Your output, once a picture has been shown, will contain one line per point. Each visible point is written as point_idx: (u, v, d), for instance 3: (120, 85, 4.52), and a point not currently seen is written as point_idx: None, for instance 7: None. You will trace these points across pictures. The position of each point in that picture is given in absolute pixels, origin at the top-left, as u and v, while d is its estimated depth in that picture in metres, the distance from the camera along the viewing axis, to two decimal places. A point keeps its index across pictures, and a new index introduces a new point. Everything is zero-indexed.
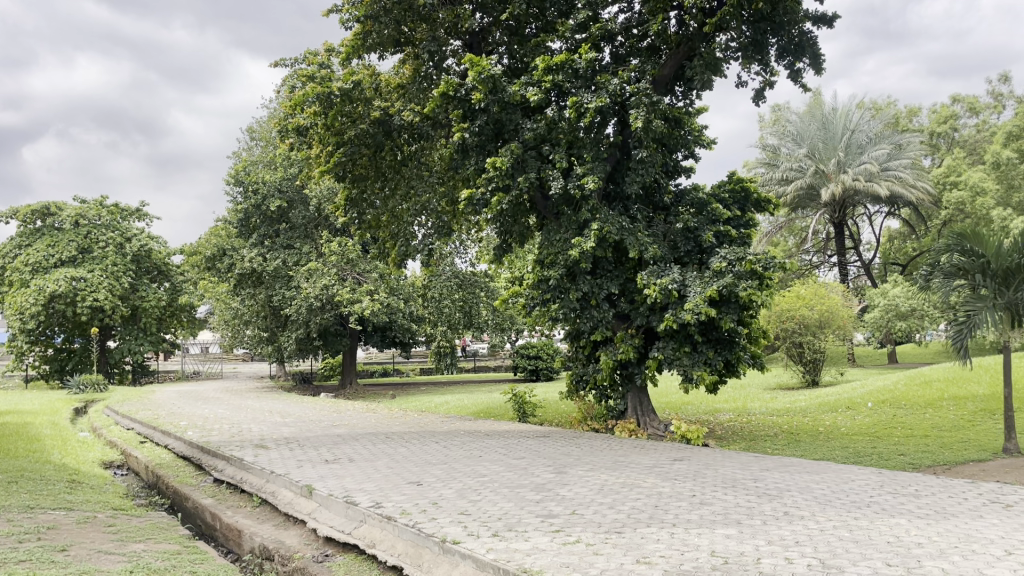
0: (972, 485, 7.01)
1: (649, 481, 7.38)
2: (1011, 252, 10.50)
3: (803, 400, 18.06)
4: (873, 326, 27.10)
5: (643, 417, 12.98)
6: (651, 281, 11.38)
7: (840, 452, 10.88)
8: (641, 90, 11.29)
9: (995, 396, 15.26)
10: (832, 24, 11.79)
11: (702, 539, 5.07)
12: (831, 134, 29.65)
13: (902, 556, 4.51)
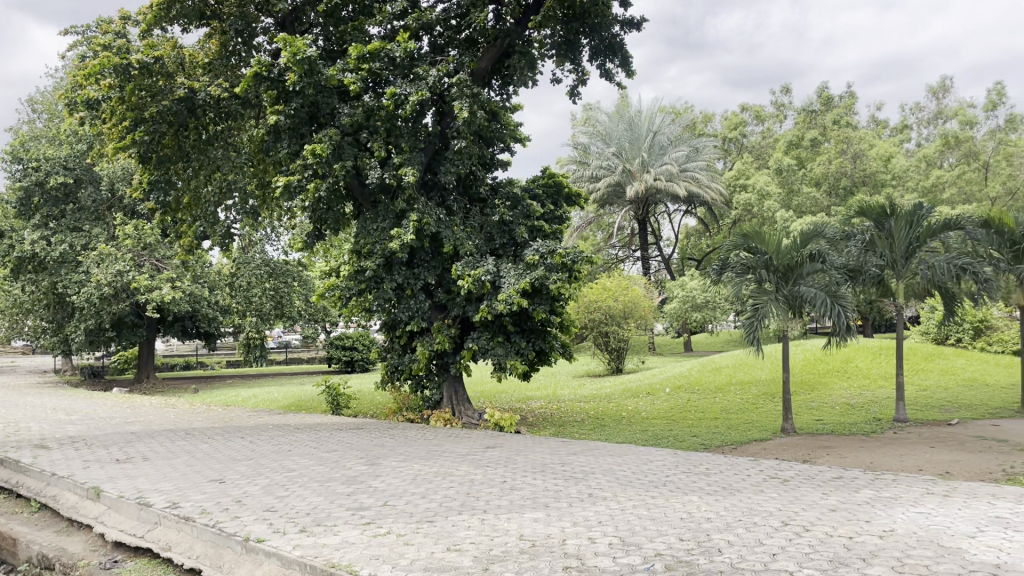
0: (754, 462, 7.67)
1: (462, 469, 7.44)
2: (790, 250, 11.58)
3: (608, 387, 18.97)
4: (671, 317, 28.90)
5: (458, 406, 13.06)
6: (466, 272, 11.48)
7: (640, 435, 11.53)
8: (461, 82, 11.38)
9: (775, 381, 16.85)
10: (639, 28, 12.39)
11: (512, 523, 5.17)
12: (636, 136, 31.26)
13: (693, 531, 4.83)
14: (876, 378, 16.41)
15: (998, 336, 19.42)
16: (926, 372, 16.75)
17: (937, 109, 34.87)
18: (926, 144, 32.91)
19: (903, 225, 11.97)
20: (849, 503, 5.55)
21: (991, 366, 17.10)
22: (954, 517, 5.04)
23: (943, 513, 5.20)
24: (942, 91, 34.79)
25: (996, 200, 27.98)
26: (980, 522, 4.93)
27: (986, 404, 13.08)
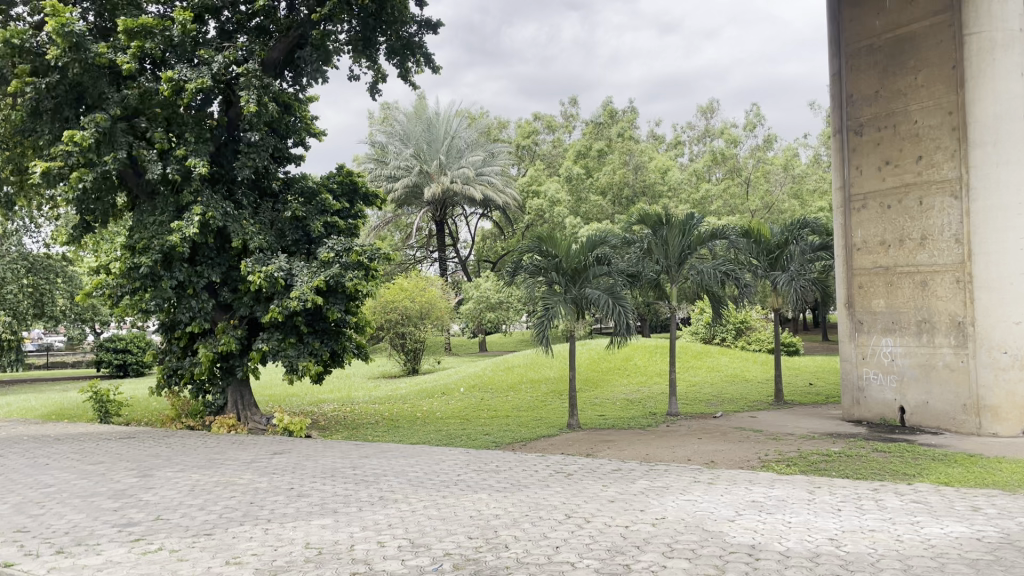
0: (541, 458, 7.93)
1: (245, 477, 7.07)
2: (579, 254, 12.13)
3: (403, 388, 18.90)
4: (466, 317, 29.31)
5: (244, 411, 12.54)
6: (255, 269, 10.95)
7: (433, 435, 11.56)
8: (250, 70, 10.87)
9: (563, 378, 17.60)
10: (437, 30, 12.45)
11: (298, 532, 4.98)
12: (433, 138, 31.44)
13: (482, 528, 4.90)
14: (652, 375, 17.59)
15: (755, 336, 21.50)
16: (695, 369, 18.17)
17: (705, 128, 38.05)
18: (697, 159, 35.79)
19: (676, 233, 12.98)
20: (627, 494, 5.87)
21: (750, 363, 18.91)
22: (717, 503, 5.50)
23: (708, 499, 5.65)
24: (709, 112, 37.95)
25: (755, 214, 31.06)
26: (739, 506, 5.39)
27: (745, 398, 14.44)
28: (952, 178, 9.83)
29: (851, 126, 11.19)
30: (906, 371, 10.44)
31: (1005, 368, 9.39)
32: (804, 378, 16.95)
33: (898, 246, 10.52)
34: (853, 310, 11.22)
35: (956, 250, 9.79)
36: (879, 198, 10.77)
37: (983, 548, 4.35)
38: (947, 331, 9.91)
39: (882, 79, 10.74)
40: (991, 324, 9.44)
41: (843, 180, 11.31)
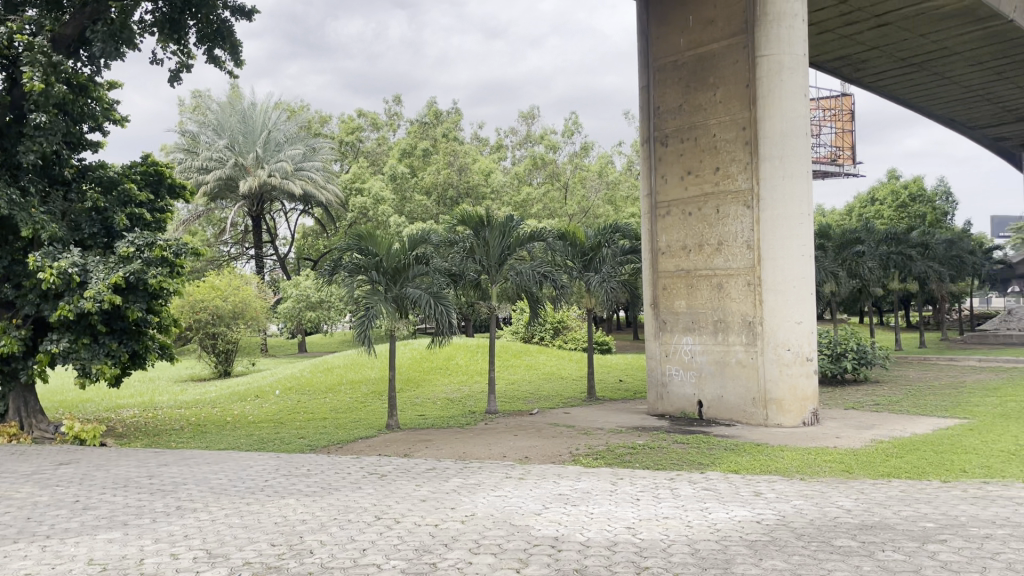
0: (355, 460, 7.79)
1: (22, 491, 6.42)
2: (399, 253, 12.02)
3: (213, 391, 17.95)
4: (284, 317, 28.33)
5: (28, 418, 11.43)
6: (43, 263, 10.00)
7: (243, 440, 11.04)
8: (37, 46, 9.93)
9: (383, 379, 17.41)
10: (250, 17, 11.92)
11: (79, 548, 4.58)
12: (250, 130, 30.15)
13: (286, 534, 4.74)
14: (472, 374, 17.78)
15: (571, 335, 22.30)
16: (514, 368, 18.56)
17: (527, 134, 38.98)
18: (518, 163, 36.63)
19: (497, 235, 13.17)
20: (438, 492, 5.89)
21: (565, 361, 19.59)
22: (526, 497, 5.64)
23: (517, 494, 5.78)
24: (531, 117, 38.89)
25: (573, 218, 32.27)
26: (546, 500, 5.56)
27: (560, 395, 14.93)
28: (745, 189, 10.64)
29: (657, 137, 11.86)
30: (703, 367, 11.19)
31: (788, 363, 10.28)
32: (614, 375, 17.77)
33: (697, 251, 11.26)
34: (657, 310, 11.89)
35: (748, 256, 10.61)
36: (681, 206, 11.48)
37: (761, 529, 4.75)
38: (740, 330, 10.72)
39: (685, 94, 11.46)
40: (777, 324, 10.31)
41: (650, 188, 11.97)
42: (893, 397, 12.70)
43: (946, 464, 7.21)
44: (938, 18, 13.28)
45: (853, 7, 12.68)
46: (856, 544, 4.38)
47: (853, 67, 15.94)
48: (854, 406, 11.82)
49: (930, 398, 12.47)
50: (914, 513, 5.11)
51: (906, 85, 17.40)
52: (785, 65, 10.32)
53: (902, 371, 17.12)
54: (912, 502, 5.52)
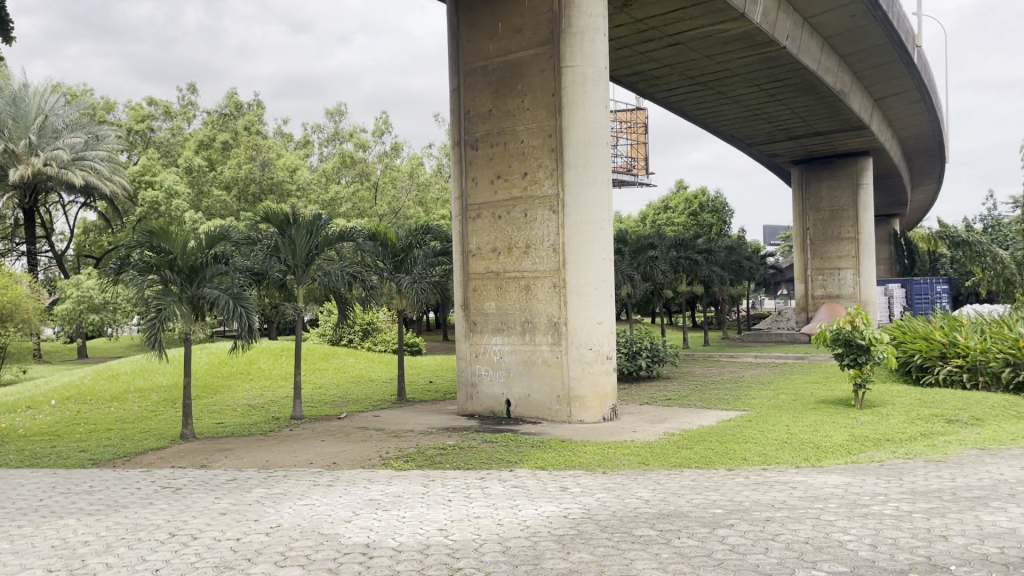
0: (146, 474, 7.23)
1: None
2: (195, 252, 11.29)
3: None
4: (62, 319, 25.82)
5: None
6: None
7: (11, 457, 9.90)
8: None
9: (177, 386, 16.31)
10: None
11: None
12: (22, 113, 27.26)
13: (65, 559, 4.29)
14: (276, 379, 17.09)
15: (381, 336, 22.07)
16: (320, 372, 18.04)
17: (335, 131, 38.08)
18: (326, 160, 35.71)
19: (304, 234, 12.72)
20: (240, 504, 5.58)
21: (374, 363, 19.34)
22: (334, 505, 5.48)
23: (325, 501, 5.60)
24: (338, 114, 38.04)
25: (382, 218, 31.99)
26: (356, 506, 5.43)
27: (368, 398, 14.68)
28: (551, 195, 11.01)
29: (467, 140, 11.99)
30: (511, 367, 11.42)
31: (590, 362, 10.77)
32: (425, 376, 17.77)
33: (506, 254, 11.49)
34: (467, 312, 11.99)
35: (554, 259, 10.98)
36: (491, 209, 11.68)
37: (568, 523, 4.90)
38: (546, 330, 11.06)
39: (494, 99, 11.68)
40: (580, 324, 10.76)
41: (460, 190, 12.06)
42: (682, 392, 13.64)
43: (729, 453, 7.84)
44: (722, 42, 14.43)
45: (649, 26, 13.48)
46: (654, 533, 4.63)
47: (648, 82, 16.98)
48: (648, 401, 12.56)
49: (714, 392, 13.51)
50: (704, 500, 5.50)
51: (694, 101, 18.77)
52: (588, 77, 10.79)
53: (690, 368, 18.46)
54: (703, 490, 5.93)
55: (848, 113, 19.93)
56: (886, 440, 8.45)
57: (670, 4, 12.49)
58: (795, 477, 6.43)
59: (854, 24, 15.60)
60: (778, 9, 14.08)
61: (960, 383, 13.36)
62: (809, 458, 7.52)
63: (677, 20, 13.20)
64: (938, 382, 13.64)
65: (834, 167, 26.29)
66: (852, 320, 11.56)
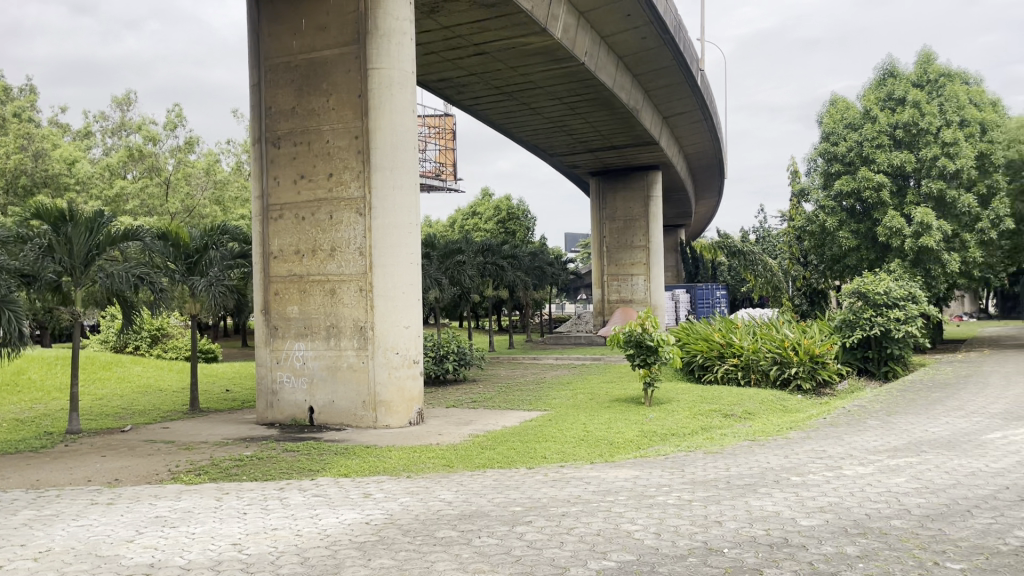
0: None
1: None
2: None
3: None
4: None
5: None
6: None
7: None
8: None
9: None
10: None
11: None
12: None
13: None
14: (49, 391, 15.54)
15: (172, 343, 20.72)
16: (101, 382, 16.60)
17: (121, 121, 35.27)
18: (110, 152, 33.00)
19: (82, 232, 11.68)
20: (3, 529, 5.02)
21: (164, 372, 18.10)
22: (116, 524, 5.07)
23: (105, 522, 5.17)
24: (125, 103, 35.27)
25: (175, 216, 30.02)
26: (139, 525, 5.05)
27: (157, 409, 13.73)
28: (357, 197, 10.86)
29: (269, 138, 11.54)
30: (315, 373, 11.11)
31: (397, 366, 10.72)
32: (220, 385, 16.84)
33: (310, 256, 11.18)
34: (267, 316, 11.52)
35: (360, 262, 10.82)
36: (294, 210, 11.32)
37: (370, 530, 4.84)
38: (352, 335, 10.88)
39: (297, 97, 11.33)
40: (387, 328, 10.69)
41: (261, 190, 11.58)
42: (486, 395, 13.88)
43: (529, 452, 8.10)
44: (525, 54, 14.89)
45: (455, 34, 13.66)
46: (456, 534, 4.69)
47: (455, 89, 17.17)
48: (453, 405, 12.67)
49: (516, 394, 13.87)
50: (504, 499, 5.63)
51: (500, 110, 19.22)
52: (394, 80, 10.74)
53: (494, 370, 18.83)
54: (504, 489, 6.07)
55: (641, 128, 21.24)
56: (671, 434, 9.09)
57: (476, 14, 12.73)
58: (590, 472, 6.77)
59: (646, 45, 16.66)
60: (578, 27, 14.75)
61: (735, 380, 14.62)
62: (603, 454, 7.93)
63: (483, 30, 13.47)
64: (717, 379, 14.85)
65: (628, 179, 27.89)
66: (643, 322, 12.28)
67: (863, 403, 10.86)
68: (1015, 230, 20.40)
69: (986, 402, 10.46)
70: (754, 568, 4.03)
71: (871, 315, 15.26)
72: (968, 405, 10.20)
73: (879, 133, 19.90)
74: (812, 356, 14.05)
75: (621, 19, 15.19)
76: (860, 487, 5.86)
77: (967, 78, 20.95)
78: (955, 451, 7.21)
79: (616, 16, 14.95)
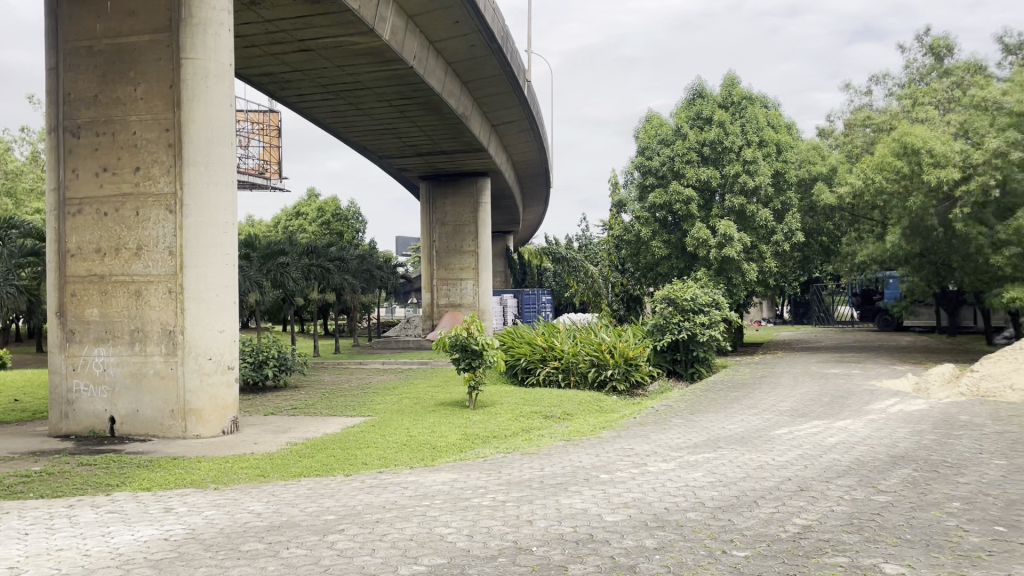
0: None
1: None
2: None
3: None
4: None
5: None
6: None
7: None
8: None
9: None
10: None
11: None
12: None
13: None
14: None
15: None
16: None
17: None
18: None
19: None
20: None
21: None
22: None
23: None
24: None
25: None
26: None
27: None
28: (167, 194, 10.23)
29: (67, 127, 10.64)
30: (117, 381, 10.35)
31: (209, 373, 10.21)
32: (6, 395, 15.21)
33: (112, 256, 10.42)
34: (63, 319, 10.60)
35: (169, 262, 10.21)
36: (95, 205, 10.50)
37: (168, 546, 4.57)
38: (159, 340, 10.24)
39: (101, 84, 10.53)
40: (198, 333, 10.15)
41: (56, 182, 10.66)
42: (308, 401, 13.50)
43: (350, 458, 7.96)
44: (352, 54, 14.67)
45: (277, 28, 13.23)
46: (262, 547, 4.51)
47: (278, 85, 16.60)
48: (272, 412, 12.22)
49: (339, 399, 13.59)
50: (317, 508, 5.50)
51: (326, 110, 18.79)
52: (210, 72, 10.24)
53: (318, 376, 18.34)
54: (317, 498, 5.92)
55: (469, 135, 21.48)
56: (492, 436, 9.25)
57: (299, 10, 12.40)
58: (409, 477, 6.75)
59: (474, 53, 16.90)
60: (406, 30, 14.73)
61: (556, 383, 15.10)
62: (424, 458, 7.95)
63: (308, 26, 13.14)
64: (539, 382, 15.28)
65: (457, 184, 28.10)
66: (467, 327, 12.40)
67: (671, 403, 11.50)
68: (804, 242, 22.45)
69: (778, 400, 11.41)
70: (559, 565, 4.17)
71: (680, 319, 16.34)
72: (762, 403, 11.09)
73: (688, 149, 21.24)
74: (625, 359, 14.87)
75: (450, 26, 15.32)
76: (662, 482, 6.22)
77: (765, 103, 22.83)
78: (748, 446, 7.82)
79: (445, 22, 15.07)
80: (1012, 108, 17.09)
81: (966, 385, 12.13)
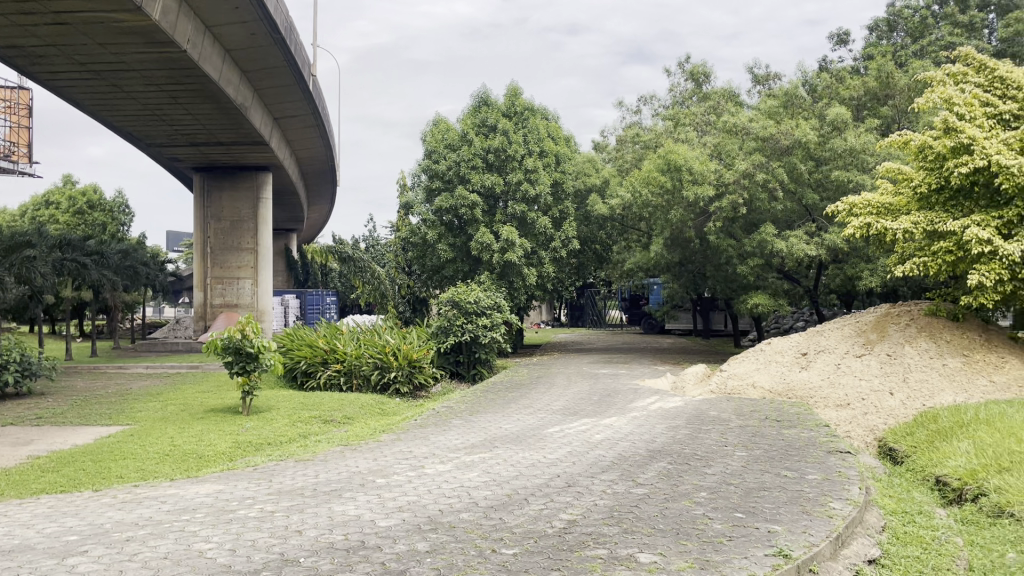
0: None
1: None
2: None
3: None
4: None
5: None
6: None
7: None
8: None
9: None
10: None
11: None
12: None
13: None
14: None
15: None
16: None
17: None
18: None
19: None
20: None
21: None
22: None
23: None
24: None
25: None
26: None
27: None
28: None
29: None
30: None
31: None
32: None
33: None
34: None
35: None
36: None
37: None
38: None
39: None
40: None
41: None
42: (57, 409, 12.21)
43: (102, 472, 7.28)
44: (116, 32, 13.48)
45: None
46: None
47: (27, 58, 14.91)
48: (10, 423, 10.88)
49: (94, 407, 12.42)
50: (57, 529, 4.96)
51: (86, 89, 17.14)
52: None
53: (68, 381, 16.63)
54: (60, 518, 5.35)
55: (249, 127, 20.50)
56: (266, 444, 8.84)
57: None
58: (169, 490, 6.28)
59: (255, 41, 16.15)
60: (179, 11, 13.78)
61: (337, 386, 14.77)
62: (188, 469, 7.44)
63: None
64: (320, 386, 14.88)
65: (235, 178, 26.71)
66: (242, 328, 11.77)
67: (451, 403, 11.72)
68: (580, 249, 23.69)
69: (552, 400, 11.92)
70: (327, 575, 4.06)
71: (462, 322, 16.59)
72: (537, 403, 11.51)
73: (474, 155, 21.65)
74: (409, 361, 14.84)
75: (229, 11, 14.53)
76: (437, 484, 6.25)
77: (546, 114, 23.80)
78: (521, 446, 8.07)
79: (223, 6, 14.30)
80: (757, 134, 19.10)
81: (715, 383, 13.37)
